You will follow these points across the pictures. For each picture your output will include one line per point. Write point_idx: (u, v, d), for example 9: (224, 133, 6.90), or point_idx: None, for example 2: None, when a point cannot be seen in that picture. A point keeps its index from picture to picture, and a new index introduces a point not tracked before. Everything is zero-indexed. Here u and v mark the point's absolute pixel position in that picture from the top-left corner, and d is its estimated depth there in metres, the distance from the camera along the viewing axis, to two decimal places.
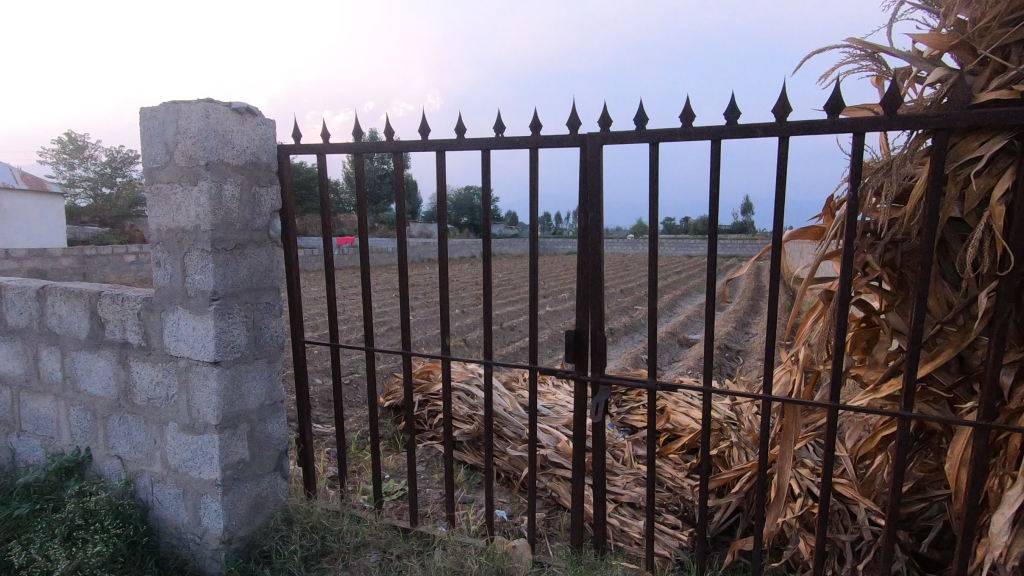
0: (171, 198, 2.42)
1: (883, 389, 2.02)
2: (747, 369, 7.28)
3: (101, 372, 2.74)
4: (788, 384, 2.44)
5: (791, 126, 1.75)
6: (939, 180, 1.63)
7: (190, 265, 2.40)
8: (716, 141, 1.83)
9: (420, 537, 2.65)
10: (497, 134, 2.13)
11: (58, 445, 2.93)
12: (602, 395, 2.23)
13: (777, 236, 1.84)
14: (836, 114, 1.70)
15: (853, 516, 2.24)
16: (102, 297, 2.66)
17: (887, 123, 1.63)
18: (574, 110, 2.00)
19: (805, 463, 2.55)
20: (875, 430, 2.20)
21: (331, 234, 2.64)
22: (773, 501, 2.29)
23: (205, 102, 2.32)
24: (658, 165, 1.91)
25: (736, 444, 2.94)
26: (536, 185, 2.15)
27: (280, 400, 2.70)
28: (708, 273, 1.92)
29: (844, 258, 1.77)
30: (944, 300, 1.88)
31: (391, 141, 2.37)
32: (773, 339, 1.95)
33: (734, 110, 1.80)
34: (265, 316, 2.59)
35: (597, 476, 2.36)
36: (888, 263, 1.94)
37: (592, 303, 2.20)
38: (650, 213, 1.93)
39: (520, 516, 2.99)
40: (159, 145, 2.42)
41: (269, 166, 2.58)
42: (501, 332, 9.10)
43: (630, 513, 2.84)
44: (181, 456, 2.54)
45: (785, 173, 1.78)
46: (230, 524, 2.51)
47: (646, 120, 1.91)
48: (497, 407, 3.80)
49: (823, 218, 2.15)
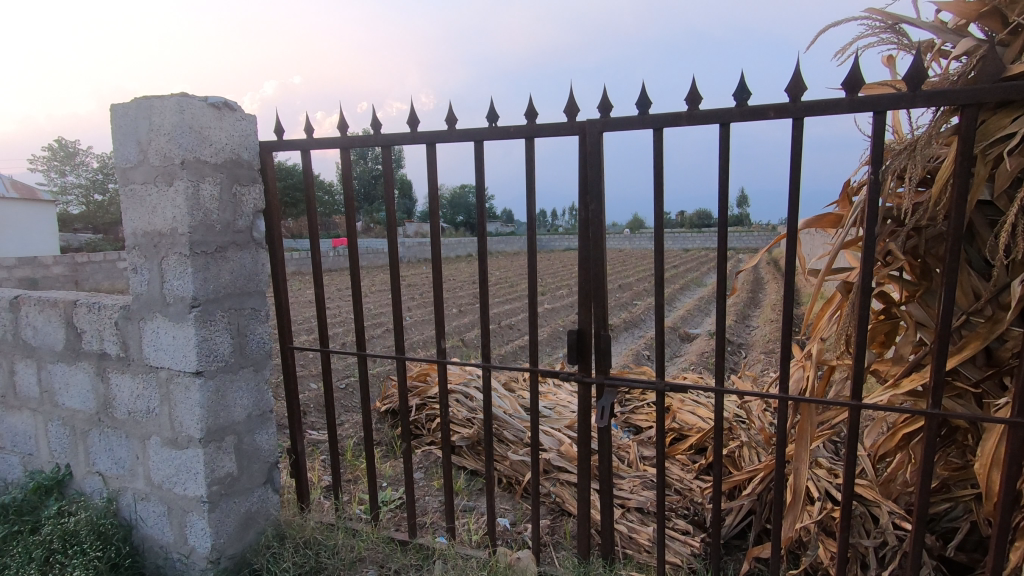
0: (146, 200, 2.28)
1: (905, 384, 1.91)
2: (750, 361, 7.19)
3: (80, 386, 2.60)
4: (802, 380, 2.33)
5: (804, 107, 1.62)
6: (968, 160, 1.51)
7: (168, 270, 2.26)
8: (724, 125, 1.70)
9: (419, 550, 2.52)
10: (490, 125, 2.01)
11: (37, 462, 2.80)
12: (607, 398, 2.07)
13: (792, 225, 1.71)
14: (854, 93, 1.58)
15: (875, 520, 2.13)
16: (77, 306, 2.52)
17: (910, 100, 1.51)
18: (571, 95, 1.87)
19: (821, 463, 2.45)
20: (896, 427, 2.08)
21: (315, 233, 2.47)
22: (789, 505, 2.16)
23: (179, 97, 2.18)
24: (663, 152, 1.78)
25: (746, 443, 2.85)
26: (534, 178, 2.02)
27: (268, 409, 2.58)
28: (718, 268, 1.79)
29: (866, 247, 1.64)
30: (971, 290, 1.77)
31: (377, 135, 2.24)
32: (789, 334, 1.82)
33: (743, 91, 1.67)
34: (250, 322, 2.47)
35: (604, 482, 2.22)
36: (911, 250, 1.83)
37: (595, 299, 2.05)
38: (655, 203, 1.80)
39: (523, 524, 2.87)
40: (132, 144, 2.28)
41: (250, 164, 2.45)
42: (500, 331, 8.96)
43: (638, 518, 2.72)
44: (165, 472, 2.41)
45: (799, 160, 1.65)
46: (218, 543, 2.38)
47: (649, 104, 1.78)
48: (497, 409, 3.69)
49: (838, 205, 2.03)
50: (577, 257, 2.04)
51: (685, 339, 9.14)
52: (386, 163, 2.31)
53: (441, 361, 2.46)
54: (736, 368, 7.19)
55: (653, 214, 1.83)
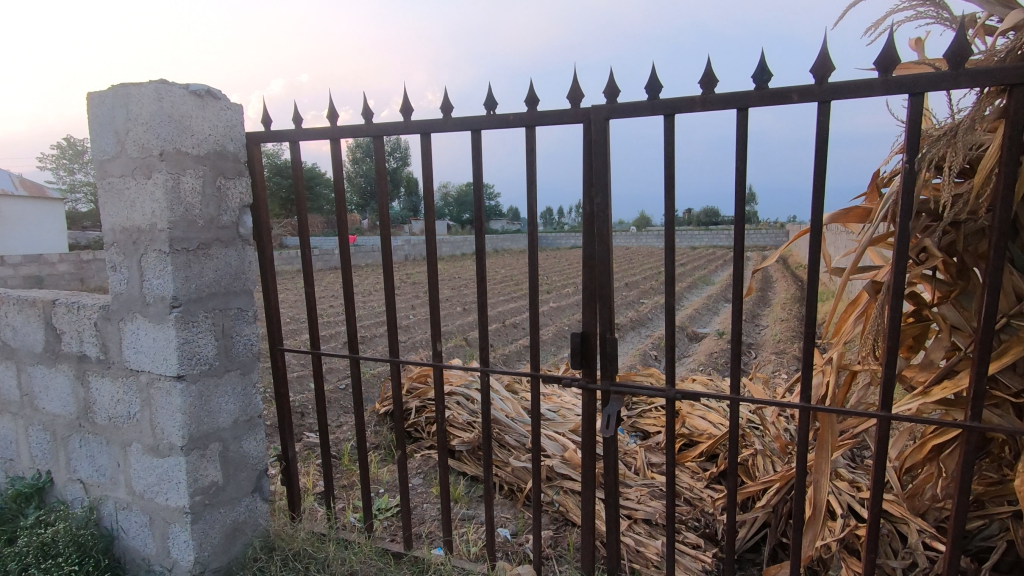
0: (124, 193, 2.16)
1: (936, 392, 1.76)
2: (761, 362, 6.99)
3: (60, 389, 2.48)
4: (821, 387, 2.19)
5: (832, 89, 1.47)
6: (1018, 146, 1.35)
7: (147, 268, 2.14)
8: (743, 110, 1.55)
9: (414, 563, 2.39)
10: (489, 112, 1.87)
11: (18, 468, 2.69)
12: (613, 406, 1.93)
13: (817, 219, 1.55)
14: (889, 72, 1.41)
15: (904, 539, 2.00)
16: (56, 306, 2.40)
17: (952, 80, 1.35)
18: (575, 80, 1.73)
19: (842, 475, 2.32)
20: (925, 439, 1.92)
21: (305, 229, 2.34)
22: (810, 521, 2.02)
23: (157, 83, 2.04)
24: (674, 141, 1.63)
25: (761, 452, 2.71)
26: (536, 169, 1.87)
27: (257, 415, 2.45)
28: (734, 266, 1.64)
29: (899, 243, 1.48)
30: (1014, 291, 1.62)
31: (369, 125, 2.10)
32: (812, 339, 1.66)
33: (764, 72, 1.52)
34: (236, 323, 2.34)
35: (610, 494, 2.08)
36: (947, 247, 1.69)
37: (601, 299, 1.90)
38: (665, 196, 1.66)
39: (525, 535, 2.73)
40: (109, 135, 2.15)
41: (236, 156, 2.31)
42: (504, 329, 8.81)
43: (645, 530, 2.58)
44: (146, 481, 2.29)
45: (826, 148, 1.50)
46: (201, 556, 2.26)
47: (660, 87, 1.63)
48: (499, 412, 3.55)
49: (866, 198, 1.88)
50: (580, 255, 1.90)
51: (694, 339, 8.97)
52: (379, 154, 2.16)
53: (436, 364, 2.32)
54: (747, 370, 7.02)
55: (664, 208, 1.68)
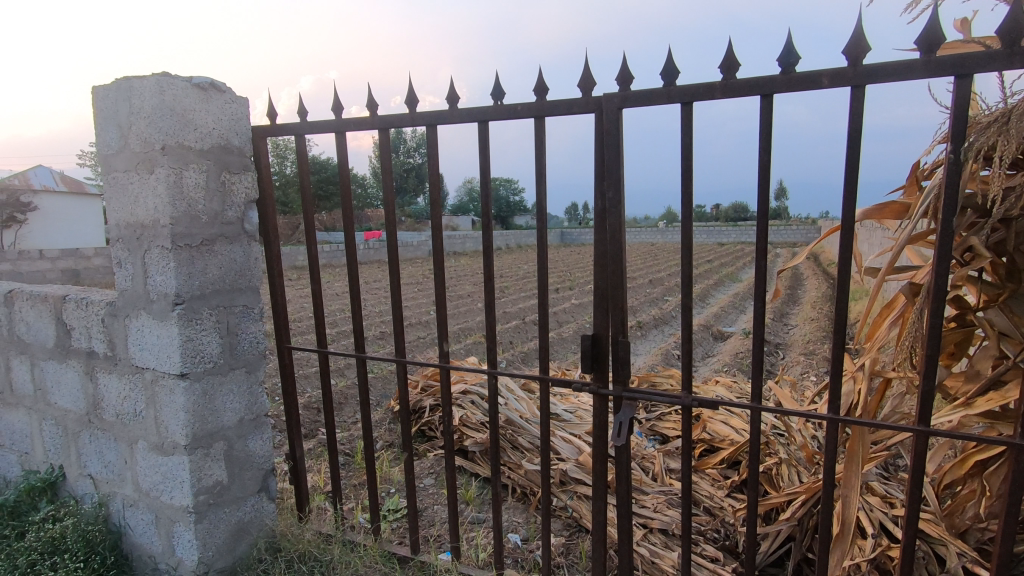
0: (128, 188, 2.12)
1: (981, 404, 1.62)
2: (788, 364, 6.75)
3: (70, 385, 2.48)
4: (851, 395, 2.06)
5: (867, 72, 1.33)
6: None
7: (151, 264, 2.10)
8: (767, 97, 1.43)
9: (419, 567, 2.32)
10: (495, 103, 1.77)
11: (33, 462, 2.71)
12: (624, 412, 1.79)
13: (848, 216, 1.42)
14: (933, 53, 1.27)
15: (942, 562, 1.84)
16: (66, 302, 2.39)
17: (1006, 60, 1.21)
18: (586, 67, 1.62)
19: (873, 490, 2.18)
20: (966, 453, 1.77)
21: (310, 224, 2.27)
22: (837, 539, 1.88)
23: (159, 76, 1.99)
24: (692, 131, 1.51)
25: (786, 461, 2.58)
26: (544, 163, 1.77)
27: (263, 413, 2.41)
28: (756, 265, 1.51)
29: (942, 241, 1.33)
30: None
31: (374, 117, 2.02)
32: (841, 344, 1.52)
33: (791, 55, 1.39)
34: (241, 320, 2.29)
35: (622, 503, 1.97)
36: (996, 246, 1.54)
37: (613, 300, 1.80)
38: (682, 190, 1.54)
39: (535, 541, 2.64)
40: (113, 129, 2.12)
41: (241, 150, 2.26)
42: (524, 326, 8.72)
43: (661, 541, 2.46)
44: (152, 479, 2.27)
45: (859, 139, 1.36)
46: (205, 556, 2.23)
47: (677, 73, 1.52)
48: (513, 413, 3.47)
49: (905, 192, 1.74)
50: (592, 252, 1.79)
51: (717, 339, 8.75)
52: (385, 148, 2.09)
53: (442, 365, 2.24)
54: (772, 372, 6.79)
55: (680, 203, 1.56)
